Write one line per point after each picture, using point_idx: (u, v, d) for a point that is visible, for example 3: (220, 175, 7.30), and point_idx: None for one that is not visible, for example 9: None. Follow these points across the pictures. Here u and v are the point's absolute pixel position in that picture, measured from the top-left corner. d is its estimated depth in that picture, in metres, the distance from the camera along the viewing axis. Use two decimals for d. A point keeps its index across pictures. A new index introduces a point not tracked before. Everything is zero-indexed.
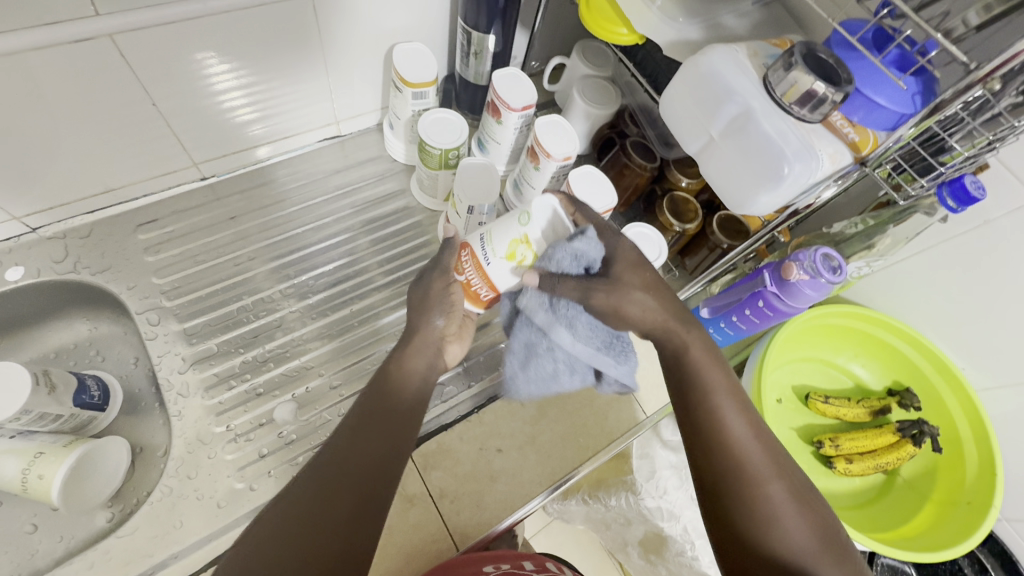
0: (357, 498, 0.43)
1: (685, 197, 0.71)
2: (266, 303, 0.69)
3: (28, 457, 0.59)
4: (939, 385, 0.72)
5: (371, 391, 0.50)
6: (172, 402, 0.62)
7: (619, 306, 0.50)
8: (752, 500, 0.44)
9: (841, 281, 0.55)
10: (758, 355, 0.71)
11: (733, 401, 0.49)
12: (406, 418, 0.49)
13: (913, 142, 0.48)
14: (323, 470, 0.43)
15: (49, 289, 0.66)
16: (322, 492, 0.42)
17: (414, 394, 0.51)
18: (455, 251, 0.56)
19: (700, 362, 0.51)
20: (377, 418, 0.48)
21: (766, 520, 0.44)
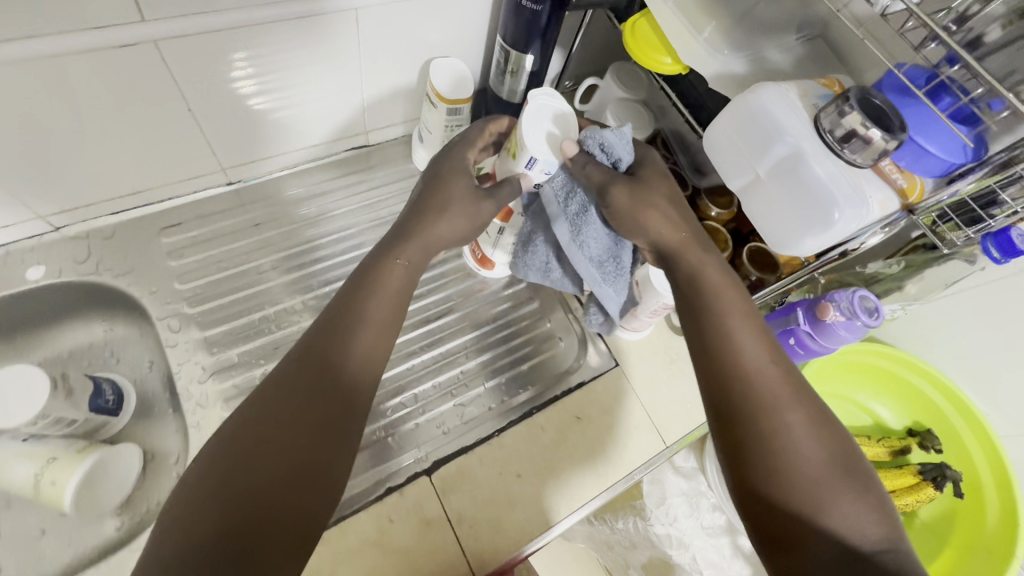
0: (332, 411, 0.43)
1: (715, 227, 0.70)
2: (289, 314, 0.69)
3: (42, 461, 0.59)
4: (962, 428, 0.72)
5: (353, 286, 0.50)
6: (191, 412, 0.61)
7: (638, 209, 0.53)
8: (763, 411, 0.45)
9: (878, 325, 0.55)
10: None
11: (746, 322, 0.50)
12: (384, 324, 0.49)
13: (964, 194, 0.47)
14: (311, 371, 0.44)
15: (68, 289, 0.65)
16: (313, 394, 0.43)
17: (394, 290, 0.51)
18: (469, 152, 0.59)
19: (716, 286, 0.52)
20: (332, 357, 0.46)
21: (787, 442, 0.44)
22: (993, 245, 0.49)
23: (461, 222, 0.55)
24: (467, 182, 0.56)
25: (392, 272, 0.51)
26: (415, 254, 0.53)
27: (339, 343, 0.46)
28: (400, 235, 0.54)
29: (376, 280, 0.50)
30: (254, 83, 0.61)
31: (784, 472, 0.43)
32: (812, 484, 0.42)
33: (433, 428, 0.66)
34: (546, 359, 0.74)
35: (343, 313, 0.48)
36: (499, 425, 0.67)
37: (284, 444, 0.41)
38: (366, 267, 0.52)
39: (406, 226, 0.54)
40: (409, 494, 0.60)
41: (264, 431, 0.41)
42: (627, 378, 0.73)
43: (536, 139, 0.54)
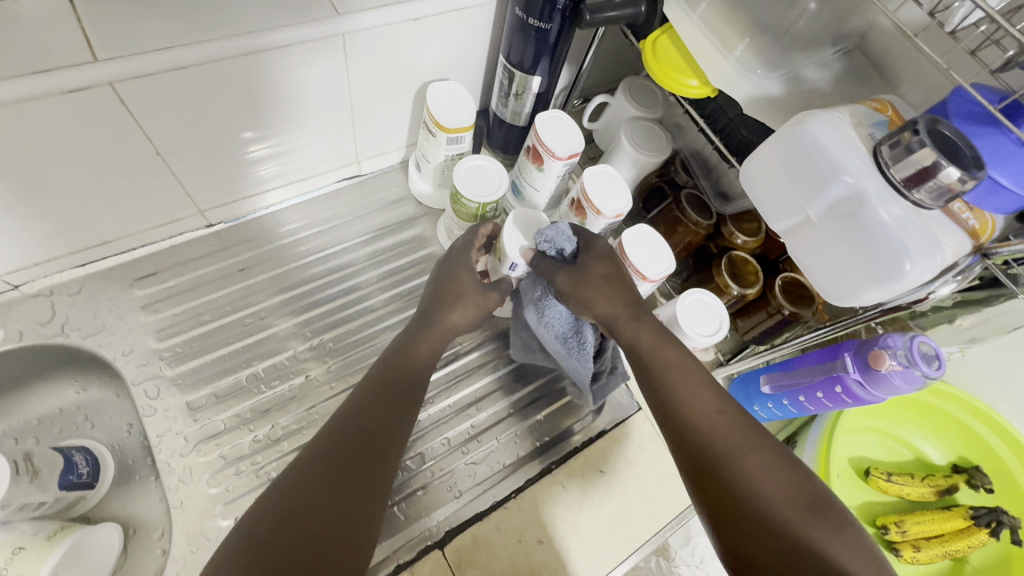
0: (357, 468, 0.44)
1: (743, 257, 0.64)
2: (280, 369, 0.62)
3: (5, 553, 0.51)
4: (1015, 468, 0.67)
5: (384, 361, 0.53)
6: (173, 489, 0.55)
7: (584, 293, 0.56)
8: (718, 464, 0.46)
9: (939, 375, 0.49)
10: (822, 430, 0.66)
11: (686, 378, 0.52)
12: (410, 387, 0.52)
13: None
14: (339, 434, 0.45)
15: (31, 353, 0.58)
16: (344, 453, 0.44)
17: (423, 364, 0.55)
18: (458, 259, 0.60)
19: (653, 349, 0.54)
20: (361, 419, 0.47)
21: (743, 488, 0.44)
22: None
23: (472, 309, 0.59)
24: (474, 274, 0.60)
25: (413, 357, 0.54)
26: (435, 340, 0.57)
27: (361, 406, 0.48)
28: (422, 322, 0.58)
29: (396, 364, 0.53)
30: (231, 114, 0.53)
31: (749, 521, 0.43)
32: (778, 524, 0.42)
33: (445, 491, 0.60)
34: (564, 406, 0.68)
35: (373, 384, 0.50)
36: (515, 484, 0.61)
37: (308, 497, 0.41)
38: (391, 352, 0.55)
39: (426, 312, 0.58)
40: (420, 572, 0.54)
41: (298, 484, 0.41)
42: (652, 424, 0.67)
43: (512, 248, 0.57)
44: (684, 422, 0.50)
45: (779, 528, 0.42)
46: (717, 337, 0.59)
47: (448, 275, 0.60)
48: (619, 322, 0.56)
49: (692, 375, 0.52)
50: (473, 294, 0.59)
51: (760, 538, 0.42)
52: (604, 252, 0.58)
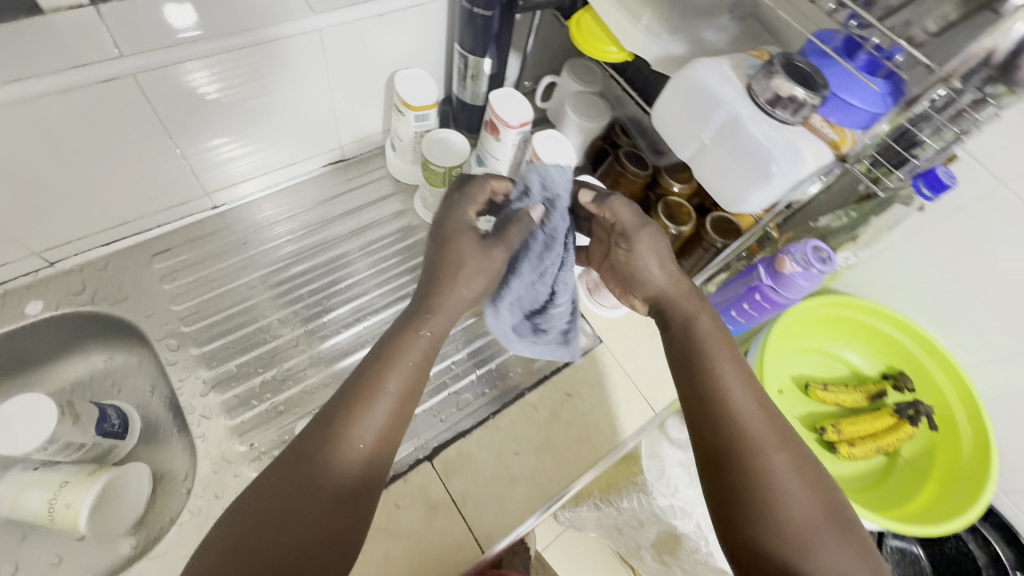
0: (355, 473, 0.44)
1: (678, 202, 0.74)
2: (282, 323, 0.71)
3: (54, 487, 0.60)
4: (930, 366, 0.75)
5: (369, 360, 0.49)
6: (195, 424, 0.63)
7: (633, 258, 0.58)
8: (755, 461, 0.47)
9: (831, 269, 0.59)
10: (757, 351, 0.74)
11: (736, 371, 0.52)
12: (402, 399, 0.48)
13: (886, 139, 0.51)
14: (313, 450, 0.44)
15: (65, 322, 0.67)
16: (337, 484, 0.43)
17: (417, 358, 0.50)
18: (455, 216, 0.56)
19: (709, 333, 0.54)
20: (338, 438, 0.44)
21: (776, 488, 0.46)
22: (924, 184, 0.53)
23: (479, 280, 0.54)
24: (473, 240, 0.55)
25: (340, 456, 0.44)
26: (376, 411, 0.46)
27: (281, 515, 0.41)
28: (371, 377, 0.47)
29: (326, 462, 0.43)
30: (221, 95, 0.62)
31: (771, 518, 0.45)
32: (795, 529, 0.45)
33: (431, 418, 0.68)
34: None
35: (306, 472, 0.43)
36: (493, 408, 0.70)
37: (304, 505, 0.42)
38: (326, 416, 0.46)
39: (371, 371, 0.48)
40: (413, 481, 0.63)
41: (290, 499, 0.42)
42: (613, 354, 0.77)
43: None
44: (727, 408, 0.50)
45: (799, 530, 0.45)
46: None
47: (442, 241, 0.55)
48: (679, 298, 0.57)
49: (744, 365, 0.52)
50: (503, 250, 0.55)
51: (773, 533, 0.45)
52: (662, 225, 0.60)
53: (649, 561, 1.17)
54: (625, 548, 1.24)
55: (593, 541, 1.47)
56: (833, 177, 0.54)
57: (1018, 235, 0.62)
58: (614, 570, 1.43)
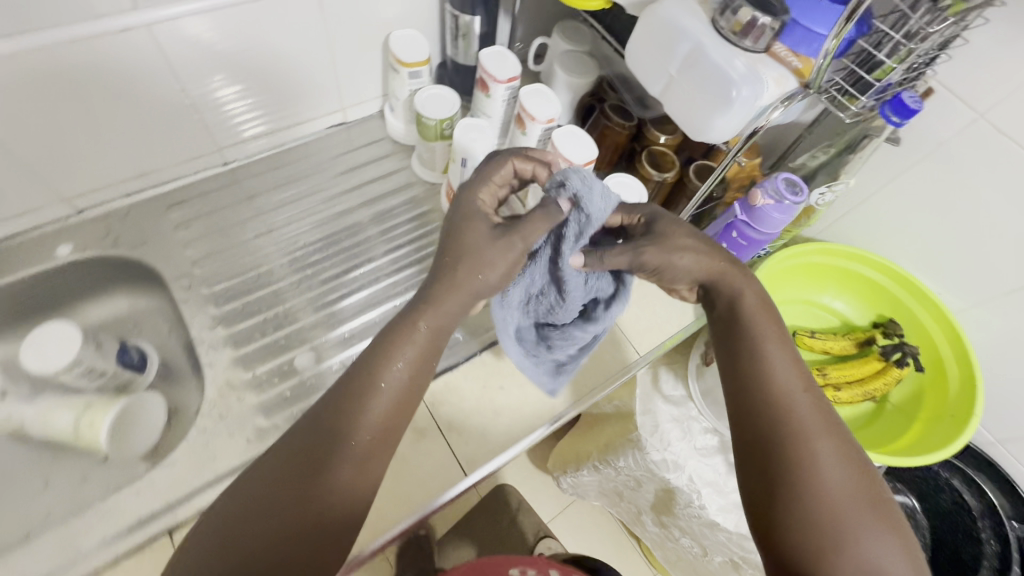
0: (346, 474, 0.44)
1: (663, 150, 0.77)
2: (284, 269, 0.76)
3: (80, 407, 0.67)
4: (919, 310, 0.74)
5: (362, 361, 0.48)
6: (204, 354, 0.69)
7: (668, 257, 0.55)
8: (797, 439, 0.50)
9: (803, 199, 0.61)
10: None
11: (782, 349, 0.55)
12: (398, 401, 0.47)
13: (834, 57, 0.49)
14: (310, 445, 0.45)
15: (90, 265, 0.73)
16: (322, 483, 0.44)
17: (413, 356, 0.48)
18: (470, 198, 0.54)
19: (755, 311, 0.57)
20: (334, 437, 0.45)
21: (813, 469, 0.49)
22: (891, 111, 0.55)
23: (483, 271, 0.50)
24: (483, 228, 0.51)
25: (330, 461, 0.44)
26: (372, 411, 0.46)
27: (271, 517, 0.43)
28: (371, 373, 0.47)
29: (325, 462, 0.44)
30: (228, 49, 0.67)
31: (807, 495, 0.49)
32: (827, 508, 0.48)
33: None
34: None
35: (288, 486, 0.43)
36: (481, 347, 0.73)
37: (300, 499, 0.43)
38: (314, 423, 0.46)
39: (373, 371, 0.47)
40: None
41: (291, 488, 0.43)
42: None
43: (467, 145, 0.72)
44: (775, 391, 0.53)
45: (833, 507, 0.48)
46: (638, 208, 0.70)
47: (455, 228, 0.52)
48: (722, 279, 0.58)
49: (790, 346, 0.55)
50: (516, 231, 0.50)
51: (807, 509, 0.48)
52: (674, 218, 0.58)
53: (650, 526, 1.18)
54: (628, 516, 1.26)
55: (597, 512, 1.51)
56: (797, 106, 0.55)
57: (997, 167, 0.61)
58: (618, 543, 1.47)
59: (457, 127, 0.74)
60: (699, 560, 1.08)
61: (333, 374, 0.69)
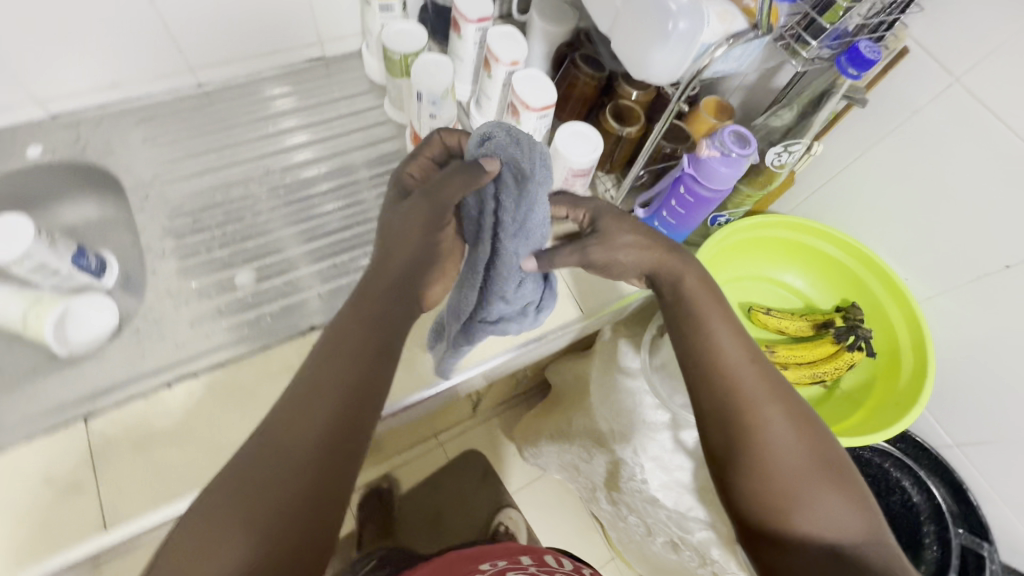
0: (301, 471, 0.40)
1: (630, 106, 0.74)
2: (239, 191, 0.77)
3: (32, 301, 0.70)
4: (881, 295, 0.70)
5: (313, 361, 0.45)
6: (149, 262, 0.71)
7: (611, 255, 0.54)
8: (756, 423, 0.49)
9: (752, 154, 0.59)
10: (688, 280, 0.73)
11: (726, 328, 0.53)
12: (354, 392, 0.43)
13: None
14: (263, 450, 0.40)
15: (58, 168, 0.76)
16: (271, 475, 0.39)
17: (353, 348, 0.45)
18: (397, 178, 0.52)
19: (697, 291, 0.55)
20: (285, 437, 0.41)
21: (773, 445, 0.48)
22: (848, 63, 0.51)
23: (404, 250, 0.48)
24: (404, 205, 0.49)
25: (282, 465, 0.40)
26: (321, 409, 0.42)
27: (237, 525, 0.38)
28: (319, 377, 0.43)
29: (269, 468, 0.40)
30: None
31: (776, 480, 0.47)
32: (796, 481, 0.47)
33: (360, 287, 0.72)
34: None
35: (242, 500, 0.38)
36: None
37: (259, 496, 0.38)
38: (258, 439, 0.41)
39: (315, 374, 0.44)
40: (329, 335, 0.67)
41: (247, 491, 0.39)
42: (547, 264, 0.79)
43: (423, 78, 0.69)
44: (728, 375, 0.51)
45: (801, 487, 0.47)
46: (593, 157, 0.67)
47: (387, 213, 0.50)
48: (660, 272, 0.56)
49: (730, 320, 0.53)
50: (430, 199, 0.46)
51: (782, 493, 0.47)
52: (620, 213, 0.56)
53: (603, 504, 1.15)
54: (585, 493, 1.23)
55: (567, 492, 1.42)
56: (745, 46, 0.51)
57: (971, 142, 0.57)
58: (584, 524, 1.39)
59: (418, 61, 0.71)
60: (645, 540, 1.06)
61: (270, 294, 0.70)
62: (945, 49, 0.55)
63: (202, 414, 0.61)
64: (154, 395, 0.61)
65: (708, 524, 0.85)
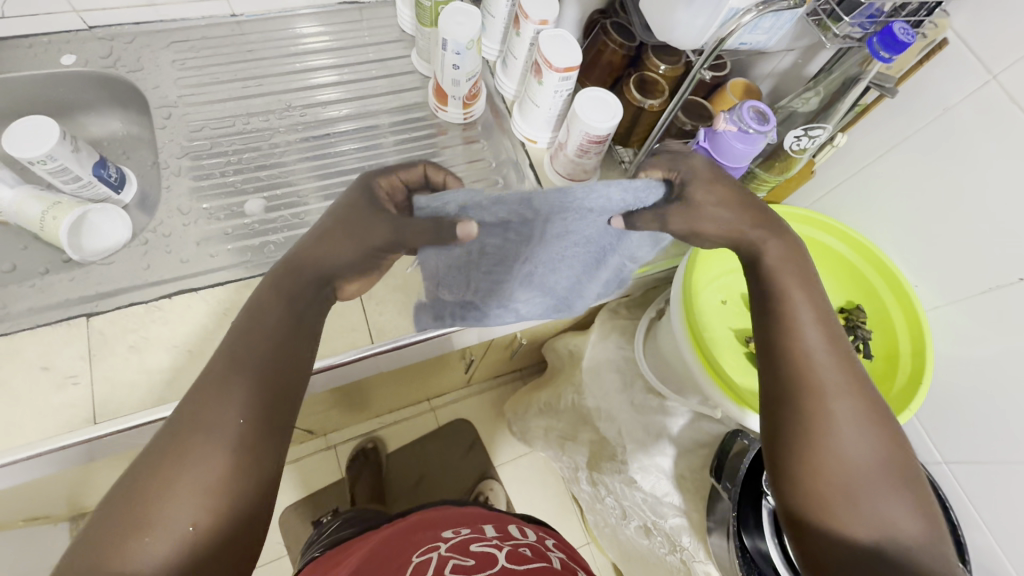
0: (224, 441, 0.39)
1: (655, 79, 0.73)
2: (262, 124, 0.79)
3: (48, 203, 0.72)
4: (887, 298, 0.68)
5: (232, 337, 0.45)
6: (165, 177, 0.74)
7: (691, 224, 0.52)
8: (821, 412, 0.44)
9: (770, 131, 0.58)
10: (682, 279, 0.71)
11: (810, 311, 0.49)
12: (274, 366, 0.43)
13: None
14: (177, 418, 0.40)
15: (90, 80, 0.79)
16: (188, 435, 0.39)
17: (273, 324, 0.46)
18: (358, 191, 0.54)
19: (783, 271, 0.51)
20: (202, 410, 0.40)
21: (836, 433, 0.44)
22: (880, 44, 0.50)
23: (346, 243, 0.50)
24: (365, 212, 0.52)
25: (207, 438, 0.39)
26: (241, 389, 0.41)
27: (164, 483, 0.37)
28: (238, 360, 0.43)
29: (185, 438, 0.39)
30: None
31: (828, 475, 0.43)
32: (852, 469, 0.42)
33: None
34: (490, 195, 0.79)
35: (165, 470, 0.37)
36: None
37: (183, 463, 0.38)
38: (177, 420, 0.40)
39: (234, 350, 0.43)
40: None
41: (170, 458, 0.38)
42: None
43: (448, 24, 0.68)
44: (804, 358, 0.47)
45: (860, 489, 0.42)
46: (611, 124, 0.66)
47: (333, 227, 0.52)
48: (739, 245, 0.53)
49: (817, 308, 0.49)
50: (382, 227, 0.51)
51: (831, 491, 0.42)
52: (706, 176, 0.53)
53: (583, 485, 1.13)
54: (567, 473, 1.22)
55: (549, 471, 1.40)
56: (774, 10, 0.49)
57: (997, 145, 0.55)
58: (561, 505, 1.36)
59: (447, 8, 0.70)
60: (619, 524, 1.05)
61: (276, 222, 0.72)
62: (983, 44, 0.54)
63: (197, 326, 0.62)
64: (154, 303, 0.62)
65: (681, 511, 0.83)
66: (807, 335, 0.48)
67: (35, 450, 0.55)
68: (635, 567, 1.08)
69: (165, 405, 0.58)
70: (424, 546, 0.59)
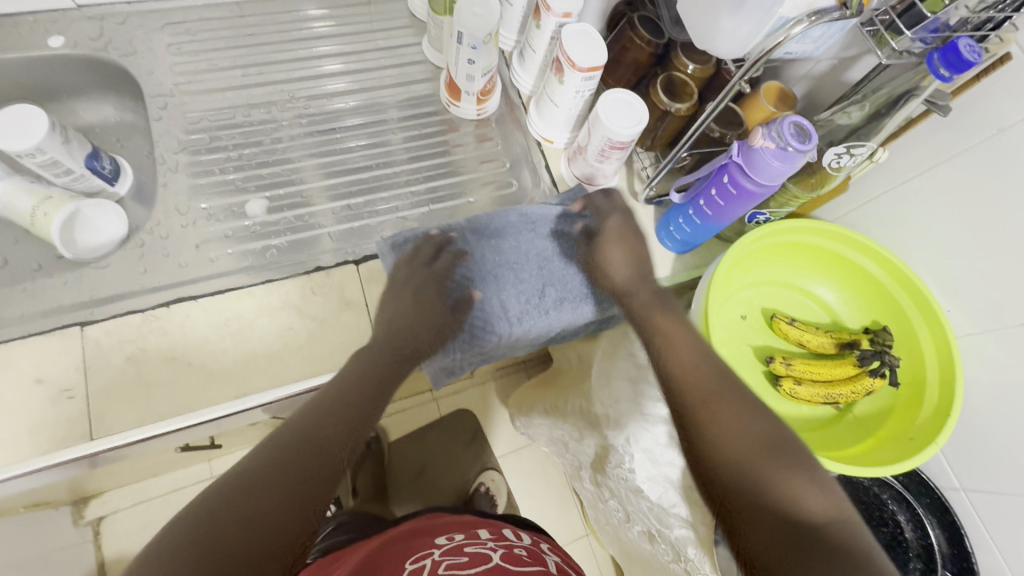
0: (326, 450, 0.45)
1: (684, 81, 0.67)
2: (262, 116, 0.75)
3: (40, 197, 0.68)
4: (916, 321, 0.65)
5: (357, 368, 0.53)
6: (162, 173, 0.70)
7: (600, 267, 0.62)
8: (698, 413, 0.49)
9: (809, 150, 0.53)
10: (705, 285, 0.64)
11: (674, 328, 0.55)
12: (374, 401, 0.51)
13: None
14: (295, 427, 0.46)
15: (81, 63, 0.74)
16: (304, 443, 0.45)
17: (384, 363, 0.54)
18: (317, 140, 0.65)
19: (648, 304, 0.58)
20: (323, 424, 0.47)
21: (717, 431, 0.47)
22: (941, 61, 0.46)
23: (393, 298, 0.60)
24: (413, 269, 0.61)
25: (317, 448, 0.45)
26: (359, 405, 0.50)
27: (273, 484, 0.41)
28: (355, 390, 0.51)
29: (307, 449, 0.44)
30: None
31: (719, 469, 0.46)
32: (740, 459, 0.46)
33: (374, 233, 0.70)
34: (503, 197, 0.75)
35: (267, 467, 0.42)
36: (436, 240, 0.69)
37: (292, 466, 0.43)
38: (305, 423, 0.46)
39: (358, 383, 0.52)
40: (334, 276, 0.64)
41: (280, 459, 0.43)
42: None
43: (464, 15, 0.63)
44: (677, 369, 0.52)
45: (753, 476, 0.44)
46: (635, 130, 0.61)
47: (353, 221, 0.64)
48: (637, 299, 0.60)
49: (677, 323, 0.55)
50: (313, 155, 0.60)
51: (732, 484, 0.45)
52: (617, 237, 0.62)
53: (586, 483, 1.13)
54: (570, 470, 1.21)
55: (551, 463, 1.40)
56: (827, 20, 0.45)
57: None
58: (562, 498, 1.37)
59: None
60: (622, 526, 1.04)
61: (279, 224, 0.69)
62: None
63: (196, 337, 0.59)
64: (150, 312, 0.59)
65: (688, 523, 0.82)
66: (678, 350, 0.53)
67: (28, 467, 0.52)
68: (636, 565, 1.08)
69: (163, 421, 0.56)
70: (417, 551, 0.58)
